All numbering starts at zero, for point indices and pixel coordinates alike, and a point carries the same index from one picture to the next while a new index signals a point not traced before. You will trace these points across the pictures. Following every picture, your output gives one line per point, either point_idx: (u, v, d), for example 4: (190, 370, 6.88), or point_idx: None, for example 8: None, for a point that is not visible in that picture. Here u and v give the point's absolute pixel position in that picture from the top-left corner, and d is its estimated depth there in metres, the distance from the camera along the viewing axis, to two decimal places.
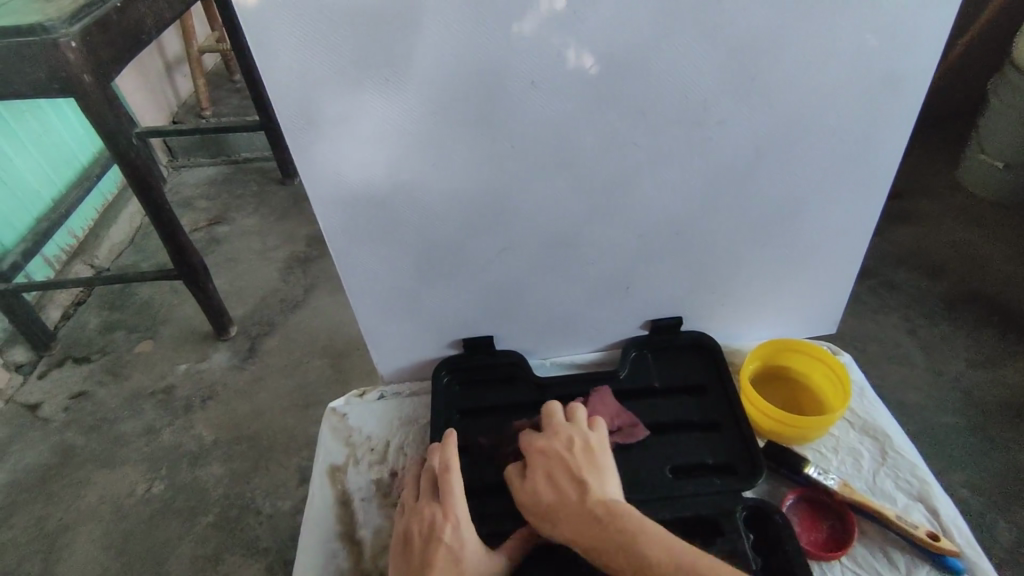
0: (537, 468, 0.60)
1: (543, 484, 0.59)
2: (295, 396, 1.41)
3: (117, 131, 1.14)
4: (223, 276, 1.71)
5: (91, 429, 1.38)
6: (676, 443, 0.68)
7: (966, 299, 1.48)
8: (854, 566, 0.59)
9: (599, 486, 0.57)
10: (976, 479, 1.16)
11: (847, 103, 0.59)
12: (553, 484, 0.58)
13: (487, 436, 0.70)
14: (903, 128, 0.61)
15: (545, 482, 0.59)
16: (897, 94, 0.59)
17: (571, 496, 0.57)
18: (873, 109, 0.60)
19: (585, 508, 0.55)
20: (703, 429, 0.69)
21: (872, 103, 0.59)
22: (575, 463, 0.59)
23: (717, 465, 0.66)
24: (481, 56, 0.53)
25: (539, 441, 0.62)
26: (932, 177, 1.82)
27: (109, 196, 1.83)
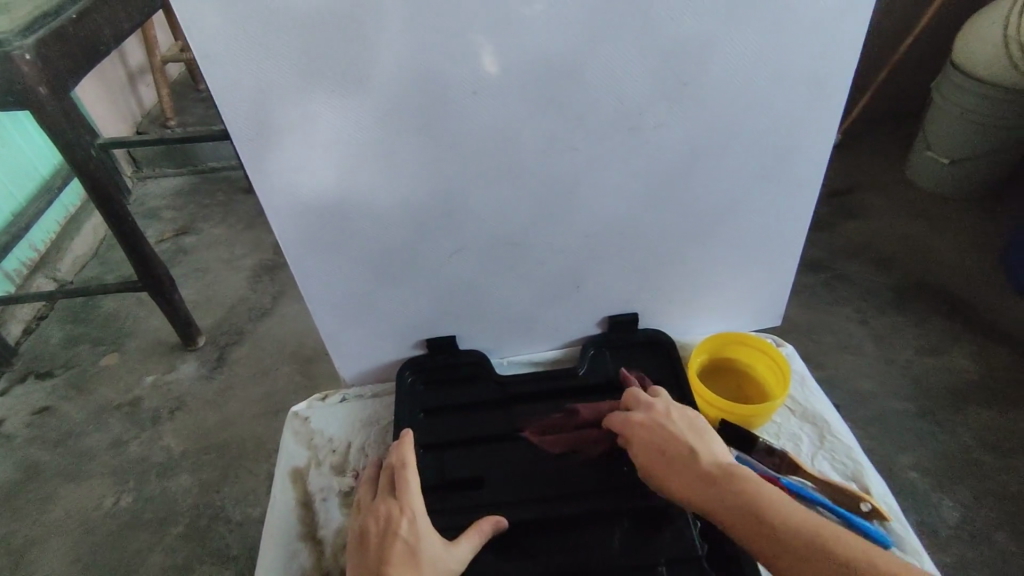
0: (640, 438, 0.62)
1: (652, 452, 0.61)
2: (265, 404, 1.42)
3: (76, 142, 1.13)
4: (190, 286, 1.70)
5: (56, 444, 1.36)
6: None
7: (915, 289, 1.54)
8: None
9: (705, 450, 0.59)
10: (924, 461, 1.21)
11: (774, 107, 0.63)
12: (661, 453, 0.60)
13: (449, 435, 0.72)
14: (829, 129, 0.65)
15: (653, 450, 0.61)
16: (819, 98, 0.63)
17: (684, 459, 0.59)
18: (799, 111, 0.63)
19: (697, 469, 0.57)
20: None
21: (797, 106, 0.63)
22: (680, 431, 0.61)
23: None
24: (425, 66, 0.56)
25: (639, 416, 0.64)
26: (883, 174, 1.90)
27: (71, 208, 1.81)
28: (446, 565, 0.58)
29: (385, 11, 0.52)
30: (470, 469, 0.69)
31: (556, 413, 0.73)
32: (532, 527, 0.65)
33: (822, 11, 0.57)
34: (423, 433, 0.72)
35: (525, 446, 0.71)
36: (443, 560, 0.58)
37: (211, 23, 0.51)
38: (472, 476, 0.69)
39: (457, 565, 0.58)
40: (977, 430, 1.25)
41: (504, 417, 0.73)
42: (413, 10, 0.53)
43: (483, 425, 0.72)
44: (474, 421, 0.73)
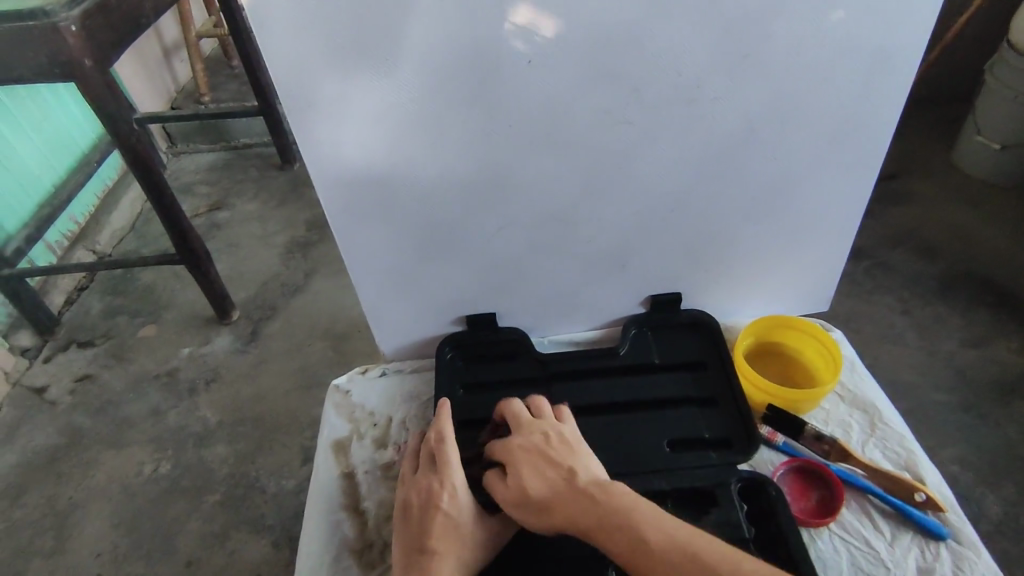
0: (517, 461, 0.60)
1: (530, 473, 0.58)
2: (297, 379, 1.43)
3: (118, 115, 1.14)
4: (225, 261, 1.72)
5: (97, 411, 1.40)
6: (673, 419, 0.69)
7: (960, 279, 1.49)
8: (841, 531, 0.61)
9: (582, 469, 0.57)
10: (966, 455, 1.18)
11: (840, 80, 0.60)
12: (541, 475, 0.58)
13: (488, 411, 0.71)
14: (895, 105, 0.62)
15: (532, 474, 0.58)
16: (889, 72, 0.60)
17: (560, 482, 0.56)
18: (865, 86, 0.61)
19: (574, 492, 0.55)
20: (702, 405, 0.70)
21: (862, 81, 0.60)
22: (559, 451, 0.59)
23: (712, 439, 0.68)
24: (477, 36, 0.54)
25: (517, 441, 0.61)
26: (929, 160, 1.83)
27: (109, 182, 1.84)
28: (484, 539, 0.59)
29: None
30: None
31: (597, 393, 0.72)
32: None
33: None
34: (463, 409, 0.72)
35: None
36: (482, 532, 0.59)
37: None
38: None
39: (495, 537, 0.59)
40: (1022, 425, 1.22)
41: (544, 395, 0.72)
42: None
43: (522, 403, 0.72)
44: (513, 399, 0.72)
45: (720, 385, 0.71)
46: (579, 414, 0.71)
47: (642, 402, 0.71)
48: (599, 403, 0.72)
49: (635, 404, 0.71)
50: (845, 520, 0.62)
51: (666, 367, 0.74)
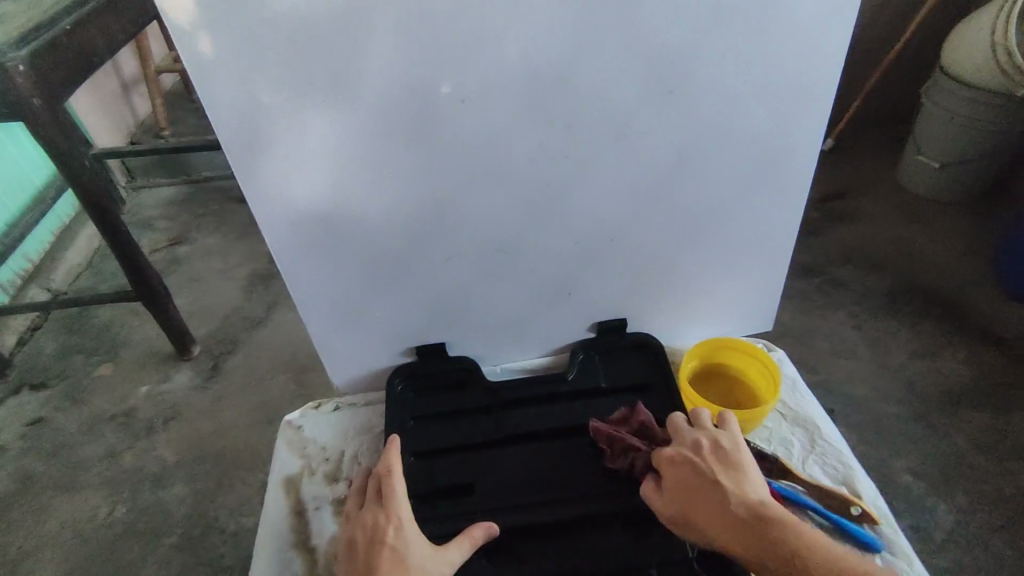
0: (668, 475, 0.61)
1: (682, 486, 0.60)
2: (259, 414, 1.41)
3: (70, 153, 1.14)
4: (184, 295, 1.70)
5: (49, 455, 1.36)
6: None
7: (907, 293, 1.55)
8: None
9: (745, 489, 0.58)
10: (917, 465, 1.22)
11: (762, 113, 0.63)
12: (694, 488, 0.59)
13: (439, 441, 0.72)
14: (815, 135, 0.66)
15: (678, 489, 0.60)
16: (807, 103, 0.64)
17: (716, 502, 0.58)
18: (787, 118, 0.64)
19: (726, 516, 0.57)
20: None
21: (784, 112, 0.64)
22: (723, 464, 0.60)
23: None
24: (414, 78, 0.56)
25: (669, 453, 0.62)
26: (874, 179, 1.91)
27: (65, 218, 1.81)
28: (435, 571, 0.57)
29: (375, 24, 0.53)
30: (460, 475, 0.70)
31: (545, 420, 0.74)
32: (524, 533, 0.65)
33: (807, 21, 0.58)
34: (414, 440, 0.72)
35: (516, 454, 0.71)
36: (432, 564, 0.58)
37: (200, 38, 0.52)
38: (462, 482, 0.69)
39: (447, 569, 0.58)
40: (969, 433, 1.26)
41: (493, 423, 0.73)
42: (403, 22, 0.53)
43: (471, 432, 0.73)
44: (464, 428, 0.73)
45: (663, 407, 0.73)
46: (528, 441, 0.72)
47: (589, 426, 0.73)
48: (548, 429, 0.73)
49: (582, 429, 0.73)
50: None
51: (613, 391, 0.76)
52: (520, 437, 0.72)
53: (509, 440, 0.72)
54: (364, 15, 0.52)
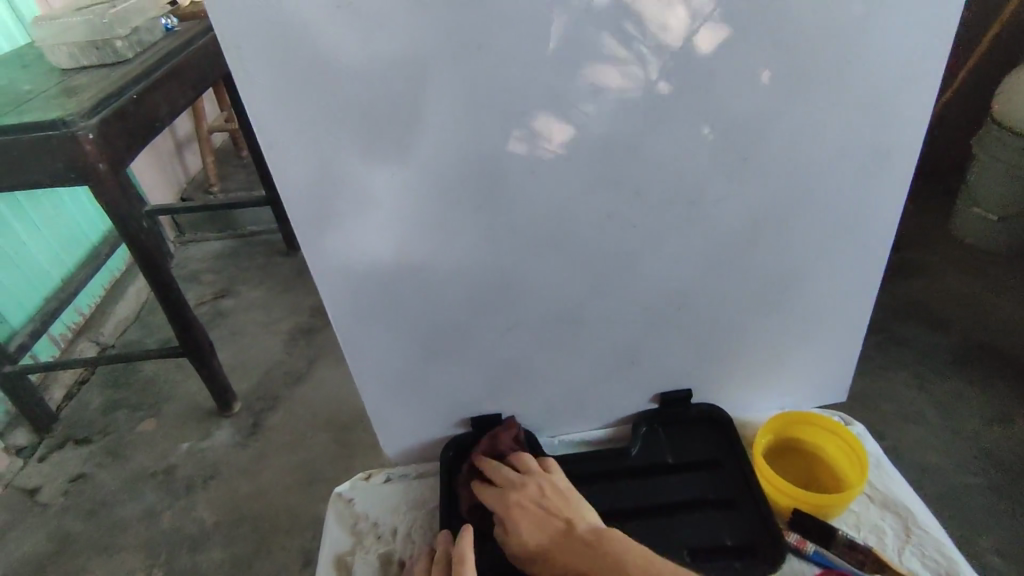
0: (516, 515, 0.62)
1: (531, 527, 0.61)
2: (299, 474, 1.39)
3: (128, 214, 1.17)
4: (228, 350, 1.71)
5: (90, 514, 1.34)
6: (694, 527, 0.66)
7: (974, 352, 1.47)
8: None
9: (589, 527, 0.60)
10: (1005, 544, 1.12)
11: (838, 176, 0.61)
12: (545, 526, 0.61)
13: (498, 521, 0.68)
14: (896, 198, 0.63)
15: (531, 529, 0.61)
16: (887, 167, 0.61)
17: (563, 537, 0.59)
18: (865, 182, 0.62)
19: (580, 550, 0.58)
20: (722, 508, 0.67)
21: (862, 175, 0.61)
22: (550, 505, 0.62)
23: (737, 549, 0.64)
24: (483, 148, 0.56)
25: (514, 495, 0.63)
26: (927, 231, 1.85)
27: (116, 272, 1.86)
28: None
29: (447, 97, 0.53)
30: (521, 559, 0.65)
31: (609, 499, 0.69)
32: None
33: (888, 84, 0.56)
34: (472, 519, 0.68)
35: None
36: None
37: (272, 112, 0.52)
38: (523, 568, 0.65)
39: None
40: None
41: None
42: (475, 94, 0.53)
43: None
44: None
45: (738, 487, 0.68)
46: None
47: (660, 507, 0.68)
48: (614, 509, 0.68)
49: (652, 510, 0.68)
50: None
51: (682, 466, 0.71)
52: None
53: None
54: (436, 89, 0.52)
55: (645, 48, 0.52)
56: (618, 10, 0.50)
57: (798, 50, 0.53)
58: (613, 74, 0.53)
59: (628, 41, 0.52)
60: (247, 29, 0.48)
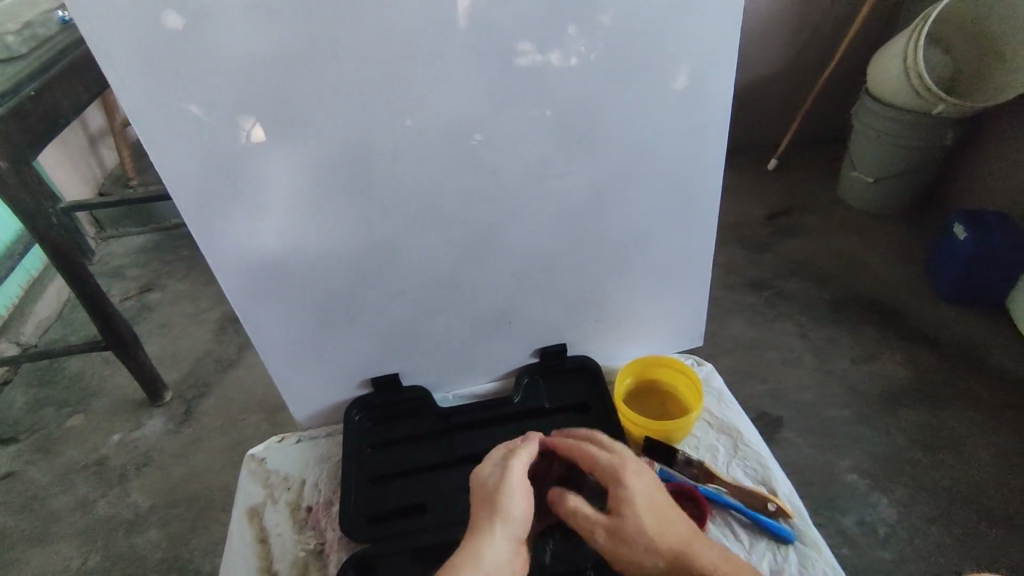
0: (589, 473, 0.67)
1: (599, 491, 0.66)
2: (232, 454, 1.44)
3: (36, 211, 1.18)
4: (156, 342, 1.73)
5: (23, 508, 1.37)
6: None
7: (847, 301, 1.65)
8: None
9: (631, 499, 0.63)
10: (863, 464, 1.29)
11: (663, 151, 0.71)
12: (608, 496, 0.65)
13: (394, 465, 0.78)
14: (715, 169, 0.74)
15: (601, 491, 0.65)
16: (705, 140, 0.72)
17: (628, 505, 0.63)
18: (686, 155, 0.72)
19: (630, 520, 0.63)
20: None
21: (684, 150, 0.72)
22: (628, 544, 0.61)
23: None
24: (349, 137, 0.63)
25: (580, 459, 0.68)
26: (817, 196, 2.03)
27: (34, 271, 1.83)
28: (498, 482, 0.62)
29: (309, 93, 0.60)
30: (414, 497, 0.75)
31: (494, 440, 0.80)
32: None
33: (693, 71, 0.66)
34: (372, 465, 0.78)
35: (465, 473, 0.77)
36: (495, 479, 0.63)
37: (145, 106, 0.57)
38: (414, 502, 0.75)
39: (511, 477, 0.62)
40: (910, 431, 1.34)
41: (447, 445, 0.80)
42: (334, 90, 0.60)
43: (425, 454, 0.79)
44: (418, 450, 0.79)
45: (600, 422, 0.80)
46: (477, 459, 0.78)
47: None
48: (496, 447, 0.79)
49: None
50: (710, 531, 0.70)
51: (558, 410, 0.82)
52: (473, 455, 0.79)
53: (461, 460, 0.78)
54: (298, 86, 0.59)
55: None
56: None
57: (613, 45, 0.63)
58: None
59: None
60: (113, 37, 0.54)
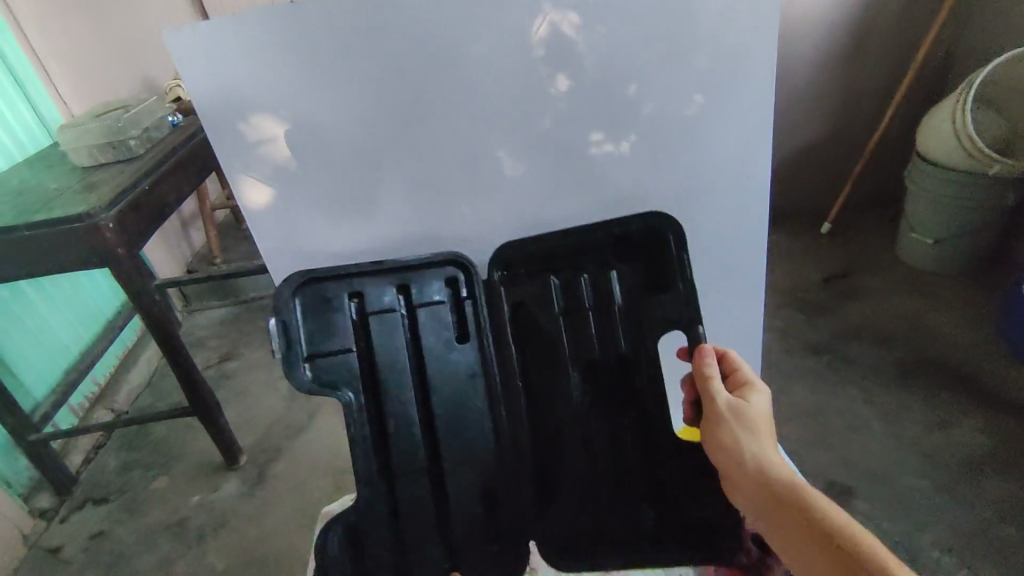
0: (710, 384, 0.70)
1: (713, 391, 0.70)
2: (302, 517, 1.50)
3: (143, 288, 1.33)
4: (234, 407, 1.85)
5: (110, 566, 1.46)
6: (456, 386, 0.76)
7: (916, 365, 1.61)
8: None
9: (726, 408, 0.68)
10: (944, 540, 1.22)
11: (712, 227, 0.86)
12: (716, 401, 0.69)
13: (435, 549, 0.77)
14: (760, 245, 0.88)
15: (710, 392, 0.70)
16: (748, 219, 0.86)
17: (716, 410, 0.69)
18: (730, 233, 0.87)
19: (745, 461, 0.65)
20: (422, 312, 0.74)
21: (730, 228, 0.86)
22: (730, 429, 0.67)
23: (474, 326, 0.75)
24: (428, 221, 0.81)
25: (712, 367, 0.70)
26: (875, 258, 2.01)
27: (129, 342, 2.02)
28: None
29: (393, 189, 0.79)
30: (485, 518, 0.78)
31: (485, 423, 0.77)
32: (574, 484, 0.78)
33: (732, 162, 0.82)
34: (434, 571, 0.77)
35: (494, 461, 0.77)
36: None
37: (254, 197, 0.77)
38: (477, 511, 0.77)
39: None
40: (995, 503, 1.28)
41: (404, 489, 0.76)
42: (417, 186, 0.79)
43: (412, 521, 0.76)
44: (410, 527, 0.76)
45: (390, 293, 0.74)
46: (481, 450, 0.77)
47: (428, 404, 0.76)
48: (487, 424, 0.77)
49: (427, 407, 0.76)
50: (586, 235, 0.75)
51: (372, 359, 0.74)
52: (420, 475, 0.76)
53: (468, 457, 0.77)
54: (380, 183, 0.78)
55: (522, 72, 0.74)
56: (519, 90, 0.75)
57: (658, 140, 0.80)
58: (509, 88, 0.75)
59: (522, 68, 0.74)
60: (239, 151, 0.74)
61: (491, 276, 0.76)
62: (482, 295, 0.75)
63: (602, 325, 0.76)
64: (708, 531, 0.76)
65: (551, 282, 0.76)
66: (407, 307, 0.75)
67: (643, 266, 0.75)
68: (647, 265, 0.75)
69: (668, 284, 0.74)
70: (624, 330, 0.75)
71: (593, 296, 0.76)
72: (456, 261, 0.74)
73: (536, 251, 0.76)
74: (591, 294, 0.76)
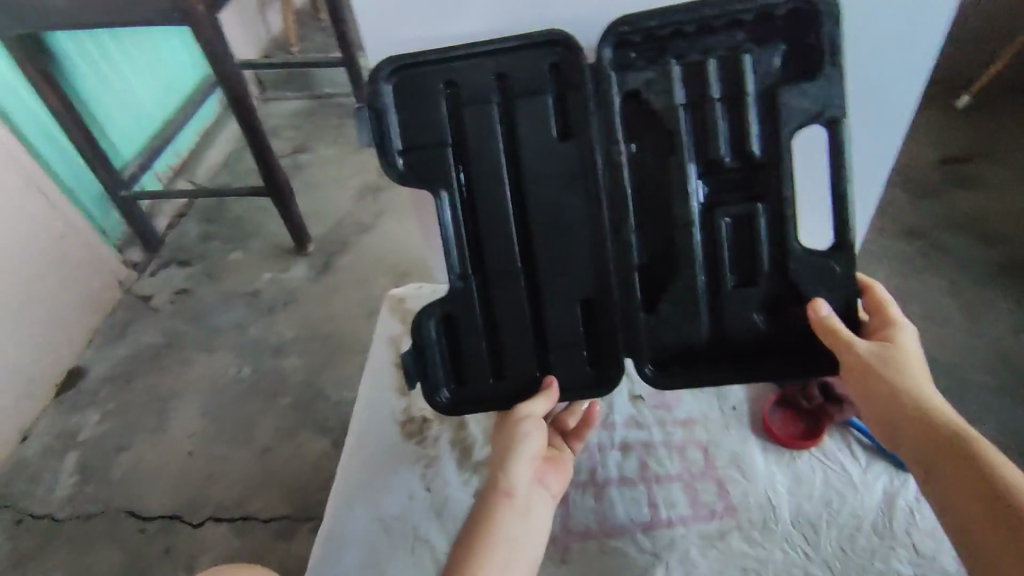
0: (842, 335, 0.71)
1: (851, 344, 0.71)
2: (363, 306, 1.59)
3: (223, 55, 1.29)
4: (305, 198, 1.89)
5: (194, 319, 1.61)
6: (550, 189, 0.75)
7: (1022, 265, 1.47)
8: (819, 452, 0.95)
9: (868, 357, 0.69)
10: (993, 435, 1.21)
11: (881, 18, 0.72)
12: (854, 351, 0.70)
13: (531, 347, 0.81)
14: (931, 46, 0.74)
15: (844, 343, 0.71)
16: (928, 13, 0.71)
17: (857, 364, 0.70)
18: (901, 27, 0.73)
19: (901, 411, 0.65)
20: (518, 103, 0.73)
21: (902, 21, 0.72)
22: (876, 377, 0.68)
23: (573, 119, 0.73)
24: None
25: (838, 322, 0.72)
26: (1014, 142, 1.76)
27: (208, 120, 2.04)
28: (533, 436, 0.77)
29: None
30: (584, 322, 0.80)
31: (574, 234, 0.77)
32: (665, 296, 0.78)
33: None
34: (528, 370, 0.82)
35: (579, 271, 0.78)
36: (532, 433, 0.77)
37: None
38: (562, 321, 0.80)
39: (534, 432, 0.77)
40: None
41: (499, 290, 0.80)
42: None
43: (503, 323, 0.81)
44: (503, 323, 0.81)
45: (486, 81, 0.72)
46: (567, 261, 0.78)
47: (524, 206, 0.77)
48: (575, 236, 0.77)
49: (524, 208, 0.77)
50: (710, 20, 0.68)
51: (468, 156, 0.75)
52: (515, 277, 0.79)
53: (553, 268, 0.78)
54: None
55: None
56: None
57: None
58: None
59: None
60: None
61: (601, 53, 0.70)
62: (587, 78, 0.71)
63: (730, 118, 0.72)
64: (805, 363, 0.78)
65: (673, 68, 0.70)
66: (503, 98, 0.74)
67: (785, 51, 0.70)
68: (790, 49, 0.70)
69: (813, 69, 0.69)
70: (759, 123, 0.71)
71: (723, 87, 0.71)
72: (556, 42, 0.70)
73: (651, 29, 0.69)
74: (720, 82, 0.70)
